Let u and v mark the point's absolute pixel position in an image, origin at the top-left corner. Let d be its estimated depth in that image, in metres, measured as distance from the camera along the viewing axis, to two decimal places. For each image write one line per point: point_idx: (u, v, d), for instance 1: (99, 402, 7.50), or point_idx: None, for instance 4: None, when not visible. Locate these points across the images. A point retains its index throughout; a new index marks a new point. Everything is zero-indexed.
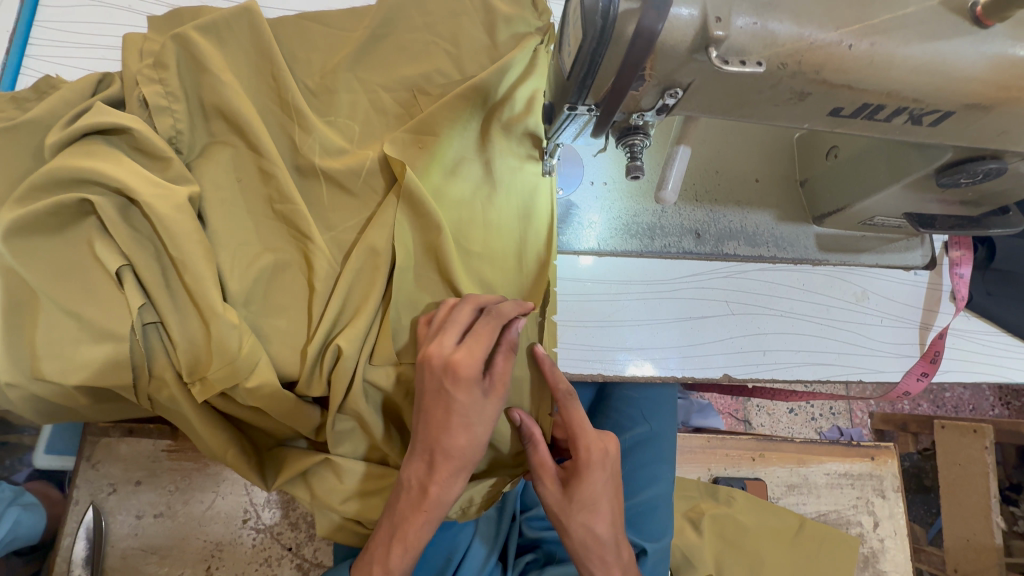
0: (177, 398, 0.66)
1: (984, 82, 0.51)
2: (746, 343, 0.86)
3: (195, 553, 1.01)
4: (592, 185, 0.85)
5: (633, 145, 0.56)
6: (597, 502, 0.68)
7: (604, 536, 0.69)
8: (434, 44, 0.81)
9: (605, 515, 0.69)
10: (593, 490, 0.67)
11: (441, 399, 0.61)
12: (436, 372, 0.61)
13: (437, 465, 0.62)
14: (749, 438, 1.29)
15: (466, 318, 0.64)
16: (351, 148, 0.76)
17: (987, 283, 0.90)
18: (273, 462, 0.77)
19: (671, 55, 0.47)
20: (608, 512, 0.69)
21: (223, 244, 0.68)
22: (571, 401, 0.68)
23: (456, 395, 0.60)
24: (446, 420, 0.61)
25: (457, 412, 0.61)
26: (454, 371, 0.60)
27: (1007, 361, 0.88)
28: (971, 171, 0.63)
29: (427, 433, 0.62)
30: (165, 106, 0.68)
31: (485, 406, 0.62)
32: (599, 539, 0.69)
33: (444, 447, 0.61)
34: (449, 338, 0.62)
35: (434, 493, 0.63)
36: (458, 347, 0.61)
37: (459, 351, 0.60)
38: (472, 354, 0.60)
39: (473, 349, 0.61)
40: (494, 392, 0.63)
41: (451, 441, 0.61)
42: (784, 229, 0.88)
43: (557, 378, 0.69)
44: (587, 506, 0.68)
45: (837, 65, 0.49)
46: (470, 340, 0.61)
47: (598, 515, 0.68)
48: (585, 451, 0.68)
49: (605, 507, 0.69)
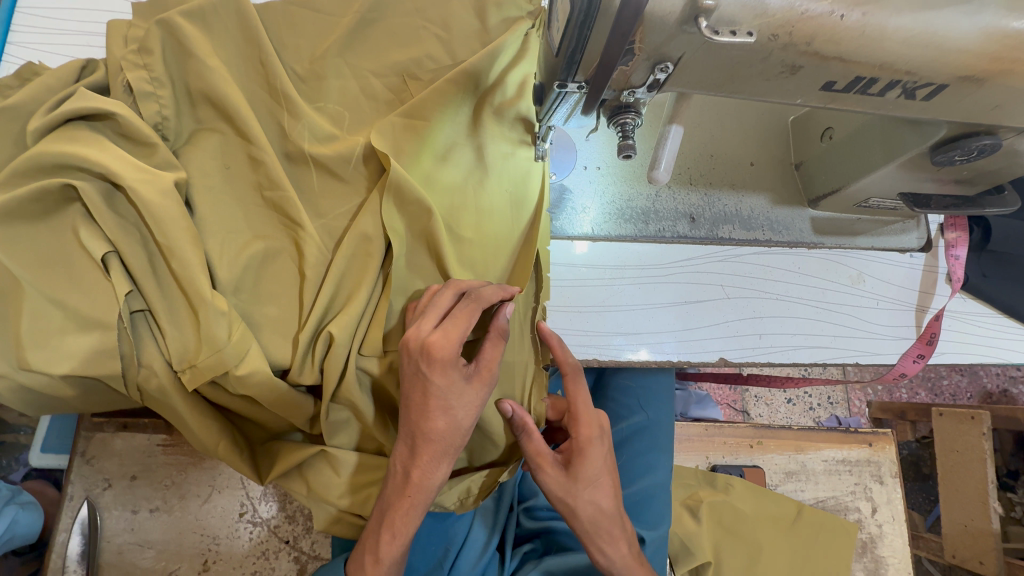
0: (166, 388, 0.65)
1: (976, 54, 0.50)
2: (741, 327, 0.85)
3: (191, 547, 1.01)
4: (586, 169, 0.84)
5: (624, 124, 0.56)
6: (599, 478, 0.68)
7: (610, 510, 0.69)
8: (424, 29, 0.80)
9: (609, 490, 0.69)
10: (594, 466, 0.68)
11: (419, 383, 0.60)
12: (412, 355, 0.60)
13: (419, 449, 0.62)
14: (746, 426, 1.29)
15: (446, 302, 0.63)
16: (341, 134, 0.75)
17: (982, 265, 0.90)
18: (268, 454, 0.76)
19: (661, 27, 0.47)
20: (610, 489, 0.69)
21: (210, 231, 0.67)
22: (578, 378, 0.69)
23: (432, 378, 0.59)
24: (423, 403, 0.60)
25: (435, 394, 0.60)
26: (428, 355, 0.59)
27: (1006, 343, 0.88)
28: (965, 148, 0.62)
29: (408, 418, 0.62)
30: (150, 92, 0.67)
31: (465, 391, 0.61)
32: (603, 516, 0.69)
33: (424, 431, 0.61)
34: (426, 323, 0.61)
35: (417, 477, 0.62)
36: (435, 331, 0.60)
37: (436, 335, 0.60)
38: (446, 337, 0.59)
39: (450, 332, 0.60)
40: (477, 378, 0.62)
41: (431, 425, 0.61)
42: (779, 213, 0.88)
43: (566, 355, 0.70)
44: (592, 482, 0.68)
45: (829, 36, 0.48)
46: (448, 324, 0.61)
47: (602, 490, 0.69)
48: (586, 427, 0.68)
49: (607, 481, 0.69)
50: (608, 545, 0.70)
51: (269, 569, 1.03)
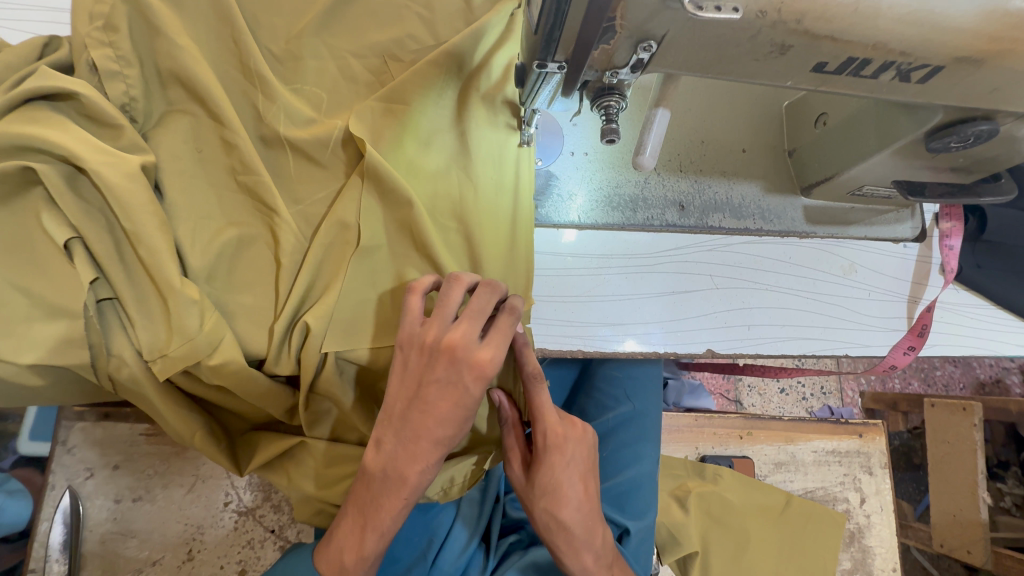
0: (138, 378, 0.63)
1: (974, 34, 0.48)
2: (730, 318, 0.83)
3: (175, 536, 1.00)
4: (572, 156, 0.82)
5: (608, 107, 0.54)
6: (559, 490, 0.65)
7: (573, 524, 0.66)
8: (406, 8, 0.77)
9: (571, 504, 0.65)
10: (552, 477, 0.65)
11: (455, 394, 0.56)
12: (446, 363, 0.56)
13: (423, 456, 0.58)
14: (737, 416, 1.28)
15: (488, 305, 0.58)
16: (319, 118, 0.72)
17: (977, 255, 0.88)
18: (248, 446, 0.75)
19: (642, 2, 0.44)
20: (570, 507, 0.65)
21: (181, 217, 0.65)
22: (535, 383, 0.64)
23: (475, 393, 0.56)
24: (453, 414, 0.57)
25: (468, 407, 0.57)
26: (479, 370, 0.55)
27: (999, 335, 0.85)
28: (962, 133, 0.60)
29: (419, 425, 0.57)
30: (116, 71, 0.64)
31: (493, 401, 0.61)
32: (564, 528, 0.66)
33: (439, 439, 0.57)
34: (472, 330, 0.56)
35: (416, 481, 0.59)
36: (485, 343, 0.56)
37: (486, 348, 0.56)
38: (498, 351, 0.56)
39: (500, 347, 0.57)
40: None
41: (457, 434, 0.58)
42: (771, 201, 0.85)
43: (525, 360, 0.64)
44: (549, 493, 0.65)
45: (820, 13, 0.46)
46: (496, 337, 0.57)
47: (563, 504, 0.65)
48: (542, 435, 0.65)
49: (570, 495, 0.66)
50: (569, 554, 0.67)
51: (254, 558, 1.02)
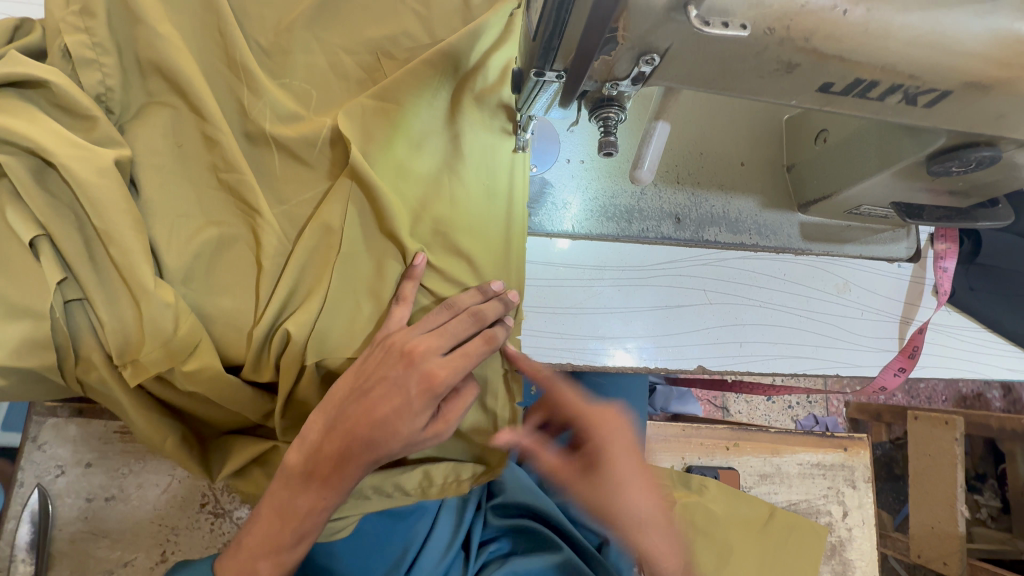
0: (107, 380, 0.61)
1: (984, 59, 0.46)
2: (722, 334, 0.82)
3: (149, 537, 0.98)
4: (568, 163, 0.80)
5: (607, 119, 0.52)
6: (626, 481, 0.69)
7: (649, 511, 0.70)
8: (401, 4, 0.74)
9: (637, 491, 0.69)
10: (616, 465, 0.69)
11: (396, 399, 0.61)
12: (402, 366, 0.61)
13: (348, 454, 0.61)
14: (724, 428, 1.28)
15: (461, 330, 0.65)
16: (308, 115, 0.70)
17: (970, 279, 0.87)
18: (220, 450, 0.73)
19: (646, 12, 0.42)
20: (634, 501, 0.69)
21: (158, 216, 0.62)
22: (555, 382, 0.72)
23: (415, 403, 0.61)
24: (387, 418, 0.61)
25: (402, 417, 0.61)
26: (429, 381, 0.61)
27: (988, 358, 0.85)
28: (963, 159, 0.59)
29: (353, 421, 0.61)
30: (91, 59, 0.61)
31: (426, 430, 0.64)
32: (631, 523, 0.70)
33: (366, 441, 0.61)
34: (437, 344, 0.63)
35: (332, 477, 0.62)
36: (443, 359, 0.62)
37: (441, 365, 0.61)
38: (452, 372, 0.61)
39: (455, 369, 0.62)
40: (441, 423, 0.64)
41: (384, 443, 0.61)
42: (767, 217, 0.84)
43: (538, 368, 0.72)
44: (612, 486, 0.69)
45: (829, 32, 0.44)
46: (456, 358, 0.63)
47: (628, 494, 0.69)
48: (582, 425, 0.70)
49: (634, 480, 0.69)
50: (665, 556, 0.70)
51: None
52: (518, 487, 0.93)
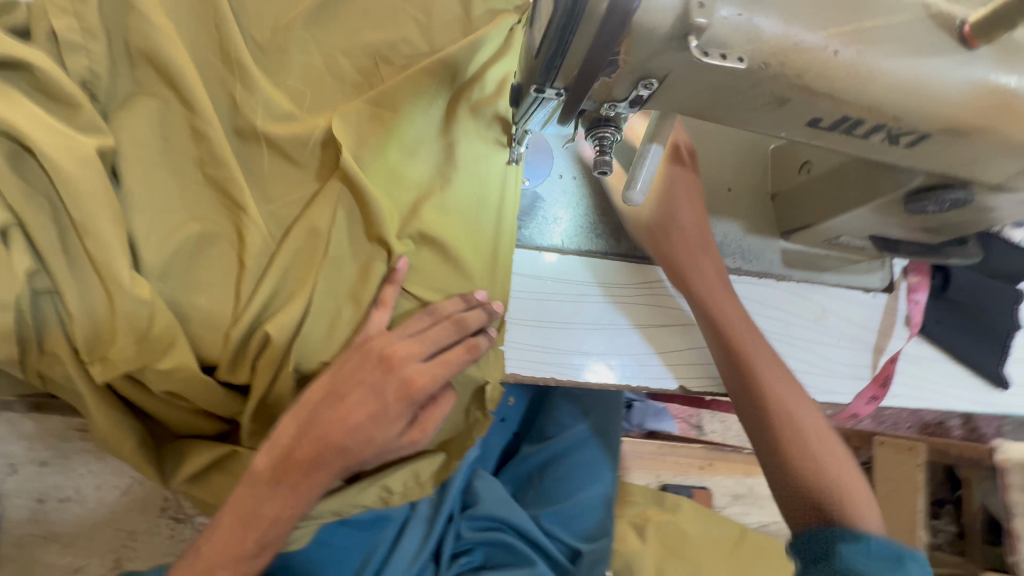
0: (71, 376, 0.59)
1: (963, 107, 0.49)
2: (703, 355, 0.83)
3: (104, 541, 0.94)
4: (560, 178, 0.81)
5: (602, 139, 0.52)
6: (700, 243, 0.79)
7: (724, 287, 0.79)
8: (402, 11, 0.74)
9: (714, 267, 0.79)
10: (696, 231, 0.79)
11: (373, 404, 0.64)
12: (381, 371, 0.63)
13: (321, 459, 0.63)
14: (699, 447, 1.35)
15: (443, 339, 0.66)
16: (301, 115, 0.69)
17: (937, 312, 0.90)
18: (176, 453, 0.69)
19: (648, 40, 0.43)
20: (809, 435, 0.74)
21: (138, 209, 0.60)
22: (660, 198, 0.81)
23: (392, 407, 0.64)
24: (365, 422, 0.63)
25: (380, 421, 0.64)
26: (407, 387, 0.64)
27: (955, 390, 0.88)
28: (937, 199, 0.62)
29: (327, 425, 0.63)
30: (80, 44, 0.59)
31: (401, 437, 0.66)
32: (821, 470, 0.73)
33: (341, 444, 0.63)
34: (416, 351, 0.64)
35: (301, 483, 0.63)
36: (422, 367, 0.65)
37: (421, 372, 0.65)
38: (430, 380, 0.65)
39: (433, 377, 0.65)
40: (417, 431, 0.67)
41: (360, 449, 0.64)
42: (751, 241, 0.85)
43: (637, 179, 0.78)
44: (693, 254, 0.78)
45: (821, 71, 0.46)
46: (435, 366, 0.65)
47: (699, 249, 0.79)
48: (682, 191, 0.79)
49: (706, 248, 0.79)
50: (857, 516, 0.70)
51: None
52: (491, 498, 0.94)
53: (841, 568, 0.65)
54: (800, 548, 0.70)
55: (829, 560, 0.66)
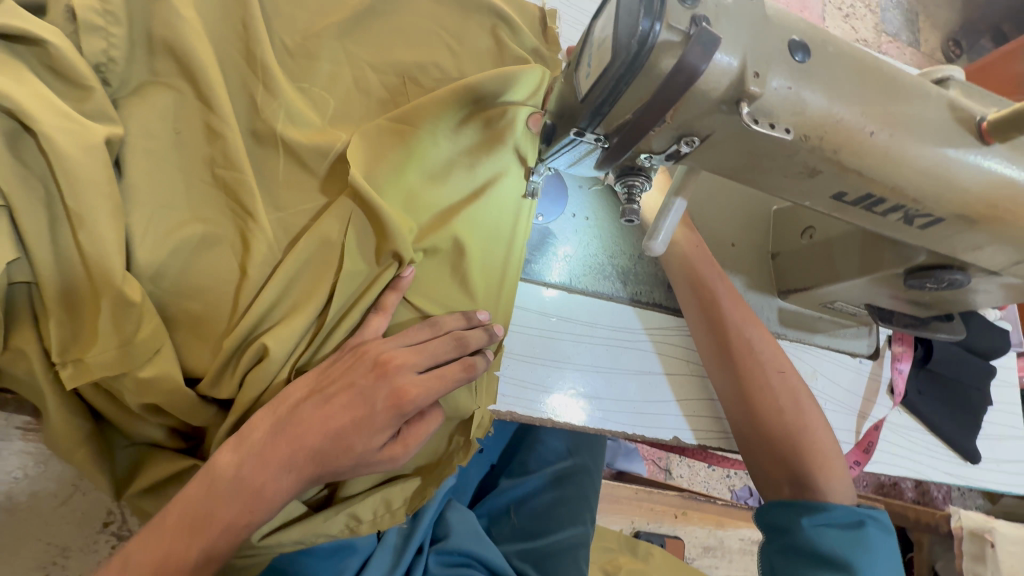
0: (35, 374, 0.55)
1: (977, 197, 0.51)
2: (695, 407, 0.83)
3: (27, 558, 0.76)
4: (573, 217, 0.82)
5: (631, 186, 0.52)
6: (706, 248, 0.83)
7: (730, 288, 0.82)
8: (435, 34, 0.74)
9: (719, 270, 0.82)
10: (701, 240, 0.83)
11: (358, 409, 0.59)
12: (373, 377, 0.59)
13: (294, 463, 0.57)
14: (675, 495, 1.33)
15: (441, 352, 0.63)
16: (323, 124, 0.67)
17: (919, 382, 0.94)
18: (136, 465, 0.64)
19: (699, 102, 0.44)
20: (803, 420, 0.78)
21: (137, 203, 0.56)
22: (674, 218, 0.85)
23: (378, 416, 0.59)
24: (346, 428, 0.58)
25: (361, 430, 0.59)
26: (398, 396, 0.59)
27: (929, 461, 0.90)
28: (938, 278, 0.64)
29: (301, 425, 0.57)
30: (98, 25, 0.56)
31: (381, 451, 0.61)
32: (812, 447, 0.77)
33: (316, 452, 0.58)
34: (413, 361, 0.61)
35: (267, 487, 0.56)
36: (417, 378, 0.61)
37: (414, 384, 0.60)
38: (424, 392, 0.60)
39: (428, 389, 0.61)
40: (398, 447, 0.62)
41: (336, 459, 0.58)
42: (750, 297, 0.87)
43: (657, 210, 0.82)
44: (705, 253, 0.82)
45: (855, 149, 0.47)
46: (430, 378, 0.61)
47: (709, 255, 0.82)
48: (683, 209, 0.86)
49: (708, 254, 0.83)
50: (820, 475, 0.77)
51: None
52: (463, 532, 0.90)
53: (801, 540, 0.74)
54: (762, 517, 0.80)
55: (790, 535, 0.75)
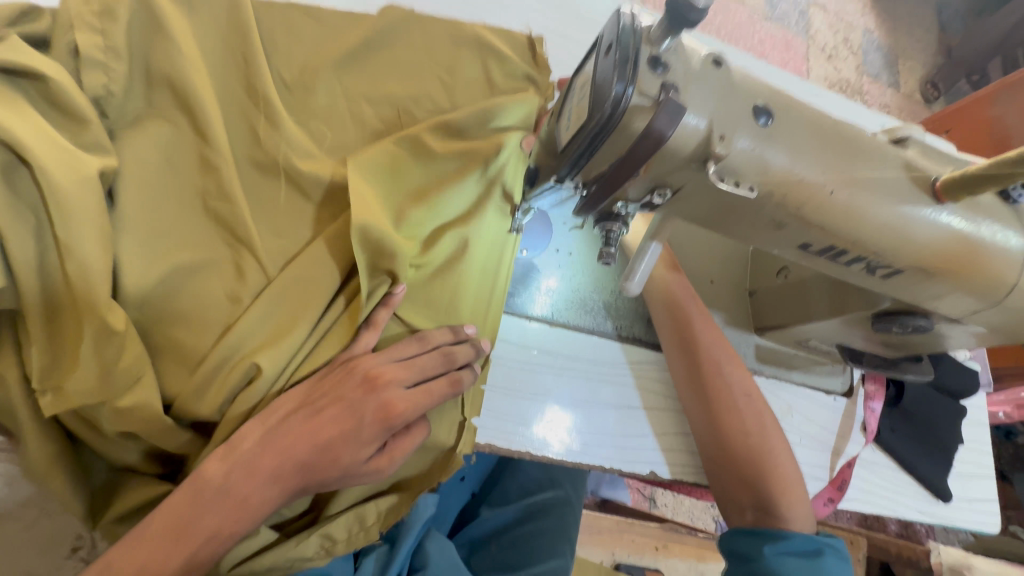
0: (14, 398, 0.55)
1: (934, 251, 0.54)
2: (674, 440, 0.84)
3: None
4: (557, 252, 0.84)
5: (609, 232, 0.54)
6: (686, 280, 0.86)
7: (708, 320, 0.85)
8: (430, 70, 0.77)
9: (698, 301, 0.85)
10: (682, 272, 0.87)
11: (347, 422, 0.60)
12: (362, 391, 0.61)
13: (281, 475, 0.57)
14: (656, 526, 1.33)
15: (430, 367, 0.65)
16: (318, 152, 0.69)
17: (892, 420, 0.96)
18: (109, 492, 0.63)
19: (673, 157, 0.47)
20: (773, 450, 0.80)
21: (128, 231, 0.58)
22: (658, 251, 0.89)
23: (366, 429, 0.60)
24: (333, 441, 0.59)
25: (348, 442, 0.60)
26: (387, 409, 0.61)
27: (901, 498, 0.92)
28: (903, 322, 0.67)
29: (289, 438, 0.58)
30: (100, 61, 0.58)
31: (367, 463, 0.61)
32: (780, 478, 0.79)
33: (303, 463, 0.58)
34: (403, 376, 0.63)
35: (253, 496, 0.56)
36: (405, 393, 0.63)
37: (402, 399, 0.62)
38: (412, 406, 0.62)
39: (416, 403, 0.63)
40: (384, 459, 0.62)
41: (322, 471, 0.59)
42: (729, 333, 0.89)
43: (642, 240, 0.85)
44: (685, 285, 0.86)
45: (817, 206, 0.50)
46: (418, 393, 0.63)
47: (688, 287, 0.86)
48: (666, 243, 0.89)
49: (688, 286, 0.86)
50: (785, 505, 0.78)
51: None
52: (442, 563, 0.88)
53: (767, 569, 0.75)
54: (727, 544, 0.81)
55: (755, 564, 0.76)
